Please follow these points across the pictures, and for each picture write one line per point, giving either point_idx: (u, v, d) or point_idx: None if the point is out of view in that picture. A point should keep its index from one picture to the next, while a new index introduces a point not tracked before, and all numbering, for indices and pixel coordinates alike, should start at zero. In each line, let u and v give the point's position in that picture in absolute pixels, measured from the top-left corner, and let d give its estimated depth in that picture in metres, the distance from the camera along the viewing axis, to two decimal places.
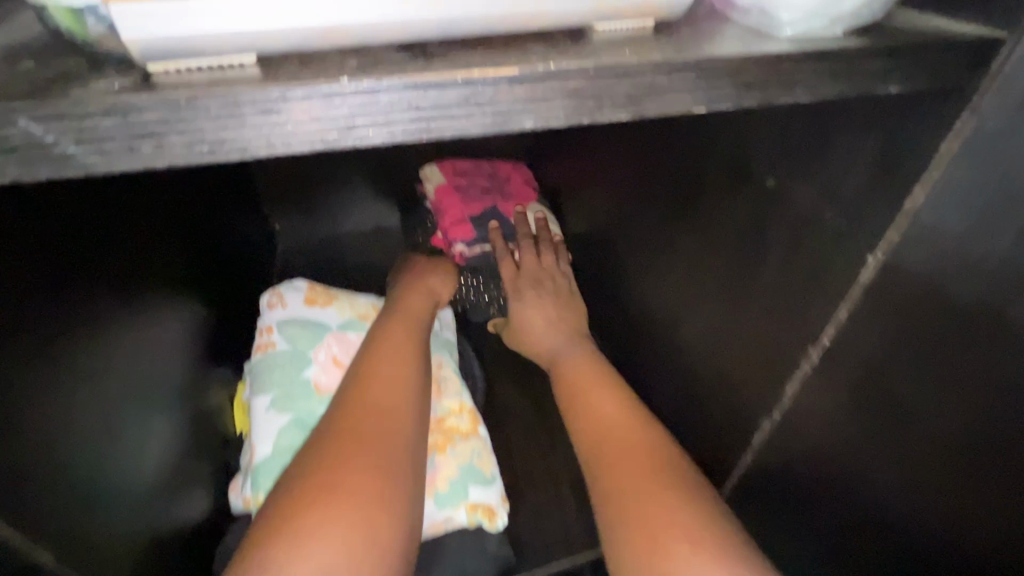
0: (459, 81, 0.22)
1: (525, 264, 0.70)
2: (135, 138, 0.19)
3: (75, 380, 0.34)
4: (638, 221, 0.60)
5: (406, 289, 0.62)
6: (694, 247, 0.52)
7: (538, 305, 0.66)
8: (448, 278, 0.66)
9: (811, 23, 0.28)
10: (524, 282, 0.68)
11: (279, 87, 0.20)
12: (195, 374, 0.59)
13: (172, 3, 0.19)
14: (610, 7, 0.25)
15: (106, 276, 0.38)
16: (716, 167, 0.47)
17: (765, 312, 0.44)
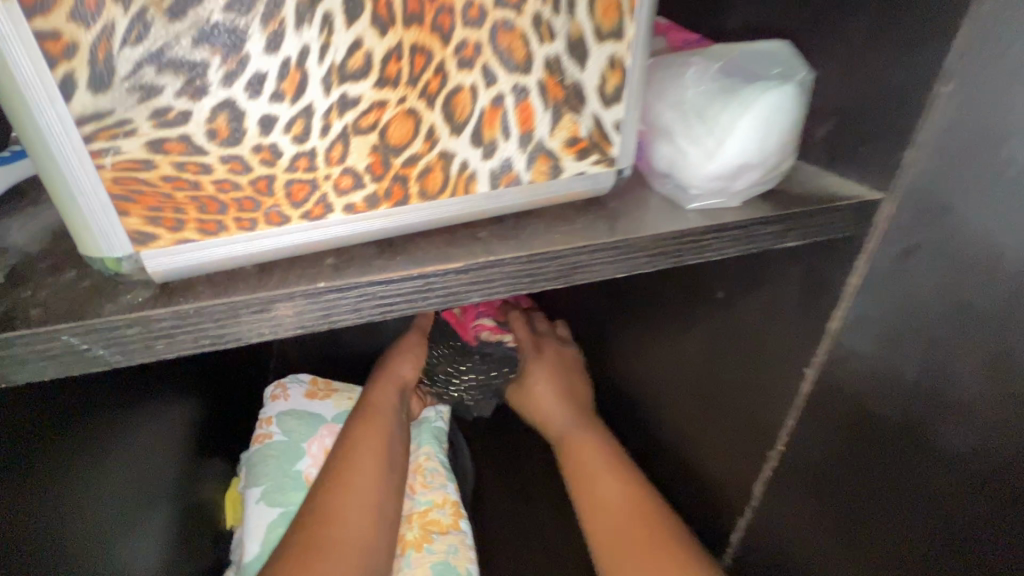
0: (415, 276, 0.27)
1: (542, 333, 0.73)
2: (152, 339, 0.24)
3: (77, 509, 0.36)
4: (623, 322, 0.66)
5: (377, 377, 0.65)
6: (677, 353, 0.57)
7: (553, 365, 0.69)
8: (415, 363, 0.67)
9: (714, 199, 0.33)
10: (541, 343, 0.71)
11: (268, 293, 0.25)
12: (193, 464, 0.60)
13: (190, 244, 0.24)
14: (545, 198, 0.31)
15: (108, 405, 0.40)
16: (681, 279, 0.54)
17: (734, 408, 0.50)
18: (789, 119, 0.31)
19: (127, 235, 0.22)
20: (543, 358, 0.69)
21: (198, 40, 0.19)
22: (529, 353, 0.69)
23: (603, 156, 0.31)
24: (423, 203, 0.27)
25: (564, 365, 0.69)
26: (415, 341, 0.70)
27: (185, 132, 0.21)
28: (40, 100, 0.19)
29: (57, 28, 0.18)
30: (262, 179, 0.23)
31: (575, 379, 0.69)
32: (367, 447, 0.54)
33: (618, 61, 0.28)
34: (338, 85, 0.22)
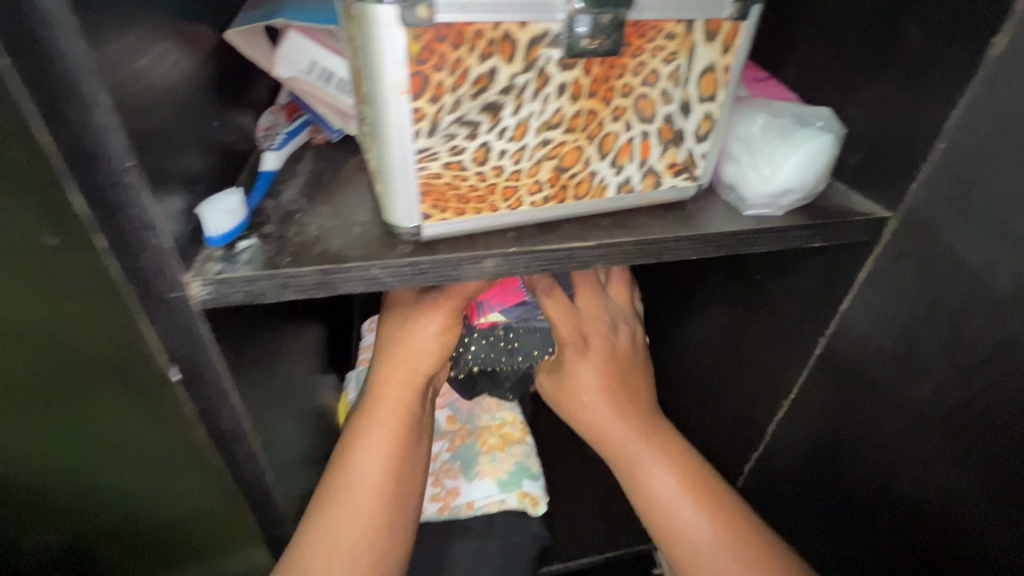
0: (567, 248, 0.43)
1: (590, 310, 0.62)
2: (416, 274, 0.41)
3: (274, 382, 0.53)
4: (680, 301, 0.80)
5: (389, 350, 0.55)
6: (723, 325, 0.71)
7: (603, 358, 0.60)
8: (439, 356, 0.55)
9: (766, 209, 0.47)
10: (590, 324, 0.61)
11: (481, 252, 0.41)
12: (321, 373, 0.79)
13: (445, 221, 0.39)
14: (647, 201, 0.46)
15: (279, 312, 0.54)
16: (729, 262, 0.68)
17: (760, 364, 0.66)
18: (824, 159, 0.44)
19: (420, 216, 0.38)
20: (590, 348, 0.60)
21: (480, 110, 0.35)
22: (574, 338, 0.60)
23: (689, 175, 0.45)
24: (574, 202, 0.43)
25: (615, 355, 0.61)
26: (436, 318, 0.53)
27: (461, 158, 0.36)
28: (399, 142, 0.34)
29: (420, 106, 0.33)
30: (493, 185, 0.39)
31: (628, 367, 0.62)
32: (375, 419, 0.53)
33: (709, 115, 0.42)
34: (543, 132, 0.38)
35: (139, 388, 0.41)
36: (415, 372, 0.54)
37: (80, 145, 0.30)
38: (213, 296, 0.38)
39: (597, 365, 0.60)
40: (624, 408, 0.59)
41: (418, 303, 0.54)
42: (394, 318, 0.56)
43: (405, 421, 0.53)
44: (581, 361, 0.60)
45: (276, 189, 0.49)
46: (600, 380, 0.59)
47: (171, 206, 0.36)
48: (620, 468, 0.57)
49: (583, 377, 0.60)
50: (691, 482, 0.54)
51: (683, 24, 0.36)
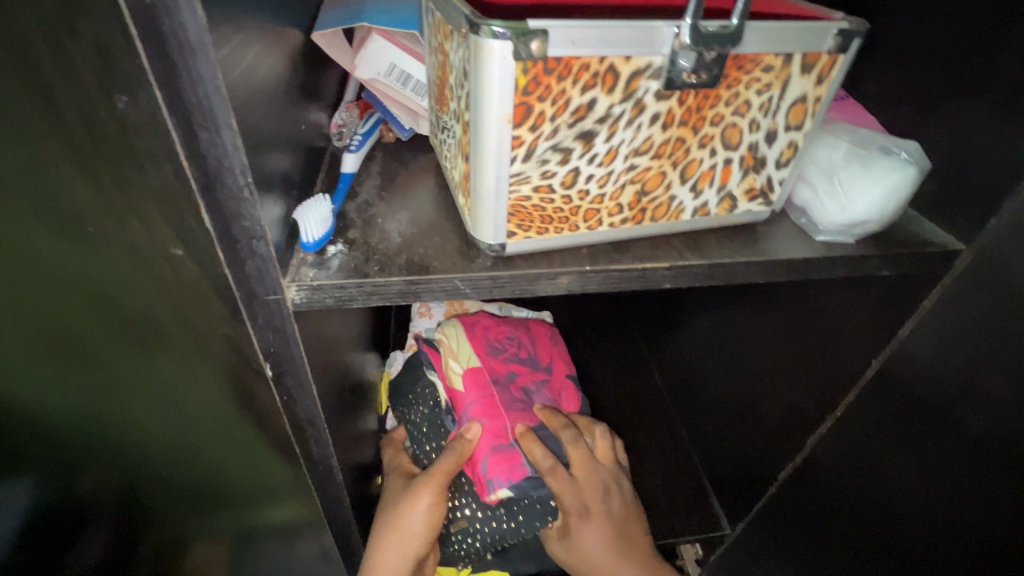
0: (640, 268, 0.44)
1: (586, 479, 0.66)
2: (494, 286, 0.42)
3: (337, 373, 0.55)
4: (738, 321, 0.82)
5: (388, 513, 0.63)
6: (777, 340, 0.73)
7: (609, 528, 0.66)
8: (427, 514, 0.62)
9: (838, 236, 0.47)
10: (588, 493, 0.66)
11: (558, 269, 0.42)
12: (372, 358, 0.82)
13: (527, 238, 0.41)
14: (720, 223, 0.46)
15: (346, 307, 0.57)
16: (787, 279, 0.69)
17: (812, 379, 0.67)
18: (903, 192, 0.44)
19: (505, 233, 0.40)
20: (593, 516, 0.66)
21: (575, 138, 0.35)
22: (579, 525, 0.65)
23: (765, 199, 0.46)
24: (650, 224, 0.43)
25: (618, 514, 0.68)
26: (421, 498, 0.61)
27: (550, 182, 0.37)
28: (495, 166, 0.35)
29: (520, 134, 0.34)
30: (576, 207, 0.40)
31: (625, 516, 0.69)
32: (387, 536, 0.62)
33: (793, 143, 0.42)
34: (631, 159, 0.38)
35: (231, 377, 0.44)
36: (409, 524, 0.61)
37: (210, 165, 0.31)
38: (305, 300, 0.40)
39: (603, 527, 0.66)
40: (621, 538, 0.67)
41: (410, 489, 0.63)
42: (391, 500, 0.64)
43: (406, 562, 0.61)
44: (593, 538, 0.65)
45: (353, 190, 0.50)
46: (605, 538, 0.66)
47: (271, 214, 0.38)
48: None
49: (592, 536, 0.65)
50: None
51: (783, 57, 0.36)
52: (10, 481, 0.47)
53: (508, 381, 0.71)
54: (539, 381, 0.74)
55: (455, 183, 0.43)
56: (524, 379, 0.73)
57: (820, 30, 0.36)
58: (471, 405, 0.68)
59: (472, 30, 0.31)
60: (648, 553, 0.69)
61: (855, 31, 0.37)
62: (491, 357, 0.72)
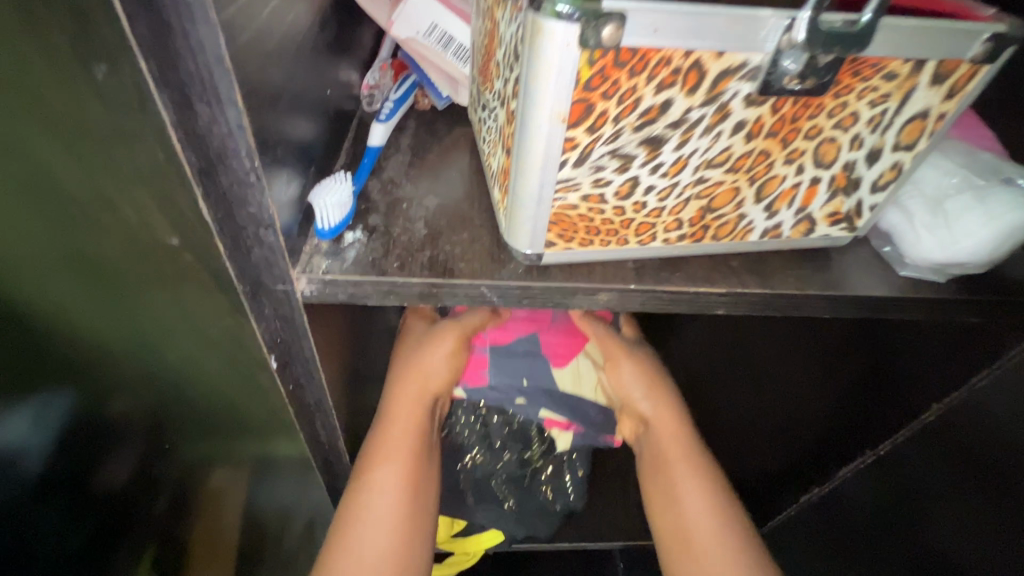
0: (691, 290, 0.38)
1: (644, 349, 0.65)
2: (523, 298, 0.38)
3: (345, 358, 0.52)
4: (749, 347, 0.73)
5: (407, 358, 0.57)
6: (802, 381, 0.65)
7: (650, 377, 0.60)
8: (448, 355, 0.56)
9: (927, 273, 0.41)
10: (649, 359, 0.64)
11: (597, 286, 0.37)
12: None
13: (566, 251, 0.36)
14: (790, 245, 0.40)
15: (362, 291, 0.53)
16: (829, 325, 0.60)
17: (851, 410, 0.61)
18: (1021, 233, 0.37)
19: (544, 241, 0.35)
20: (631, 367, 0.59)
21: (639, 143, 0.30)
22: (608, 365, 0.61)
23: (848, 225, 0.39)
24: (709, 243, 0.38)
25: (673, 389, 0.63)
26: (448, 336, 0.57)
27: (603, 192, 0.32)
28: (540, 170, 0.30)
29: (575, 136, 0.29)
30: (628, 221, 0.34)
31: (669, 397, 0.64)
32: (406, 389, 0.55)
33: (898, 165, 0.35)
34: (702, 170, 0.32)
35: (234, 364, 0.41)
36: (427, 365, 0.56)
37: (212, 145, 0.27)
38: (315, 293, 0.36)
39: (642, 370, 0.60)
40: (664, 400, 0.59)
41: (435, 331, 0.58)
42: (408, 344, 0.58)
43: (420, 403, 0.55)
44: (629, 381, 0.60)
45: (380, 164, 0.46)
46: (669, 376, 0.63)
47: (285, 197, 0.34)
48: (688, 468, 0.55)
49: (628, 382, 0.60)
50: (696, 460, 0.55)
51: (912, 64, 0.29)
52: (53, 388, 0.33)
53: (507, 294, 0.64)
54: (546, 299, 0.65)
55: (493, 174, 0.38)
56: (528, 293, 0.64)
57: (967, 34, 0.28)
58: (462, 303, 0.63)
59: (531, 6, 0.25)
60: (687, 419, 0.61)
61: (1010, 37, 0.29)
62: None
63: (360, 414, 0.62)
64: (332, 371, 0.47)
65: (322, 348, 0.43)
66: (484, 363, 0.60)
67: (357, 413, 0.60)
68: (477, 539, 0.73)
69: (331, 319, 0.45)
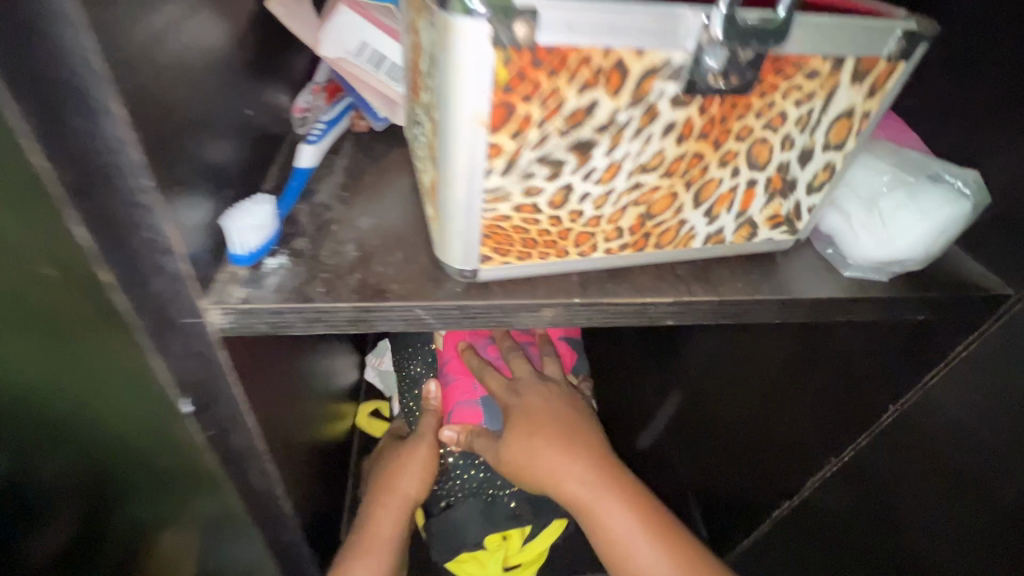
0: (639, 302, 0.37)
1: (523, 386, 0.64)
2: (463, 318, 0.35)
3: (283, 398, 0.48)
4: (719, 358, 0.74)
5: (377, 505, 0.65)
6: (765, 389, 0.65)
7: (538, 423, 0.60)
8: (419, 479, 0.65)
9: (869, 273, 0.41)
10: (532, 400, 0.63)
11: (542, 299, 0.35)
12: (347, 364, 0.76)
13: (504, 267, 0.34)
14: (736, 251, 0.39)
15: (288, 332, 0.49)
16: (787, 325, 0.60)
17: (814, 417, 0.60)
18: (955, 226, 0.38)
19: (480, 257, 0.33)
20: (521, 404, 0.62)
21: (569, 148, 0.28)
22: (514, 443, 0.59)
23: (790, 228, 0.39)
24: (654, 252, 0.37)
25: (563, 418, 0.61)
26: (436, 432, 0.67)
27: (536, 201, 0.30)
28: (466, 178, 0.29)
29: (498, 141, 0.27)
30: (565, 230, 0.33)
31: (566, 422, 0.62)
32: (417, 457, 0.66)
33: (830, 165, 0.35)
34: (637, 175, 0.31)
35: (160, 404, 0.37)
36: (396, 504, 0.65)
37: (89, 161, 0.25)
38: (235, 326, 0.33)
39: (530, 422, 0.60)
40: (566, 443, 0.59)
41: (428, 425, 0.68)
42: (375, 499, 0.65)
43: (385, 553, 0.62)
44: (532, 451, 0.58)
45: (312, 187, 0.43)
46: (553, 418, 0.61)
47: (193, 221, 0.31)
48: (610, 511, 0.56)
49: (527, 442, 0.59)
50: (615, 494, 0.56)
51: (832, 61, 0.29)
52: None
53: (488, 344, 0.70)
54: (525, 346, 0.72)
55: (425, 189, 0.36)
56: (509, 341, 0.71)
57: (880, 31, 0.29)
58: (450, 357, 0.70)
59: (440, 6, 0.24)
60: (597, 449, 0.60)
61: (921, 35, 0.30)
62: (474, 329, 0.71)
63: (306, 455, 0.57)
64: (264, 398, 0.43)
65: (254, 381, 0.40)
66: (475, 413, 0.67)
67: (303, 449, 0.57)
68: (535, 550, 0.73)
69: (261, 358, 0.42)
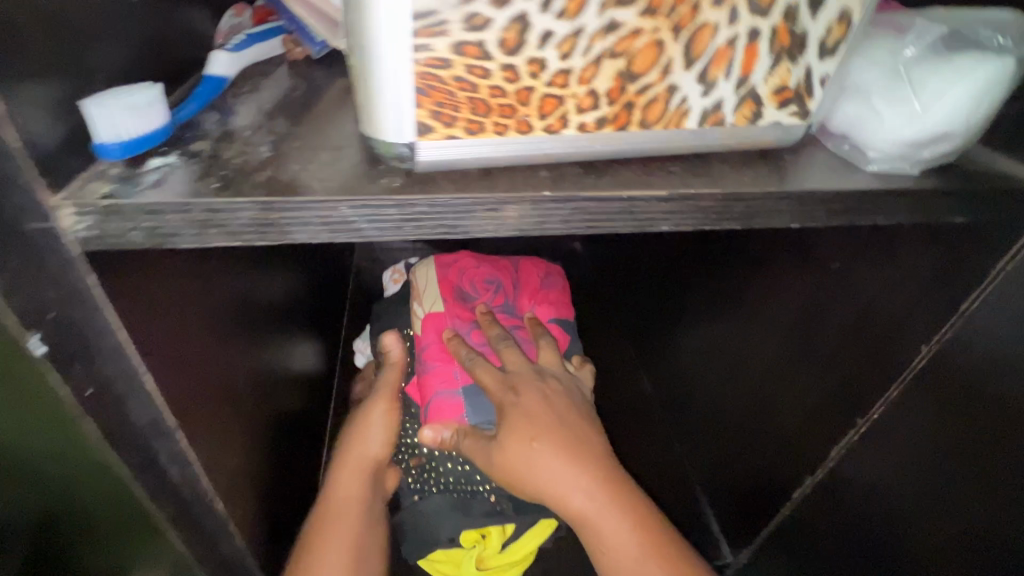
0: (623, 198, 0.30)
1: (524, 388, 0.53)
2: (404, 220, 0.28)
3: (211, 371, 0.39)
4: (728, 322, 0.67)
5: (340, 479, 0.57)
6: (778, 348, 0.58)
7: (541, 422, 0.50)
8: (382, 436, 0.60)
9: (894, 163, 0.34)
10: (531, 399, 0.52)
11: (502, 193, 0.28)
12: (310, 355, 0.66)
13: (446, 145, 0.27)
14: (738, 141, 0.33)
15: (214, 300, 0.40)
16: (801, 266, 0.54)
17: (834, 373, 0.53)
18: (996, 91, 0.31)
19: (413, 123, 0.26)
20: (518, 405, 0.52)
21: None
22: (509, 447, 0.49)
23: (801, 108, 0.32)
24: (638, 133, 0.30)
25: (566, 424, 0.51)
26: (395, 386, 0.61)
27: (482, 39, 0.24)
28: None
29: None
30: (525, 89, 0.26)
31: (572, 426, 0.52)
32: (377, 421, 0.60)
33: (846, 15, 0.29)
34: (611, 9, 0.25)
35: (91, 441, 0.32)
36: (360, 476, 0.57)
37: None
38: (99, 236, 0.26)
39: (532, 421, 0.50)
40: (571, 452, 0.49)
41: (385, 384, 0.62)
42: (336, 478, 0.57)
43: (358, 508, 0.55)
44: (529, 461, 0.48)
45: (228, 101, 0.36)
46: (556, 423, 0.51)
47: (40, 94, 0.24)
48: (613, 526, 0.47)
49: (527, 449, 0.48)
50: (619, 506, 0.47)
51: None
52: None
53: (472, 329, 0.63)
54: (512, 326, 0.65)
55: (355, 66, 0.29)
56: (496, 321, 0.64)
57: None
58: (429, 343, 0.63)
59: None
60: (603, 456, 0.51)
61: None
62: (458, 311, 0.65)
63: (266, 458, 0.51)
64: (193, 391, 0.37)
65: (155, 348, 0.32)
66: (457, 407, 0.59)
67: (269, 454, 0.51)
68: (522, 550, 0.64)
69: (164, 311, 0.33)
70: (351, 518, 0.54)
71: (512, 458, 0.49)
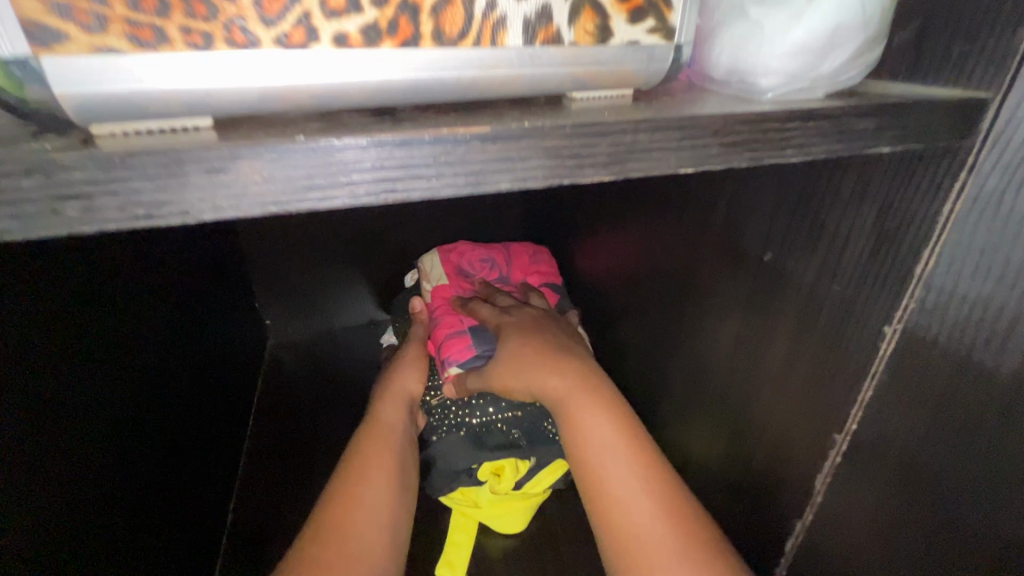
0: (427, 139, 0.20)
1: (515, 315, 0.53)
2: (61, 198, 0.17)
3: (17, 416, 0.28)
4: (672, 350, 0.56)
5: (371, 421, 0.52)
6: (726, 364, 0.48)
7: (531, 335, 0.49)
8: (421, 368, 0.57)
9: (793, 86, 0.27)
10: (517, 320, 0.52)
11: (230, 145, 0.19)
12: (203, 430, 0.53)
13: (108, 70, 0.17)
14: (593, 73, 0.24)
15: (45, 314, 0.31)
16: (731, 262, 0.45)
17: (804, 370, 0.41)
18: None
19: (19, 19, 0.16)
20: (509, 324, 0.51)
21: None
22: (500, 357, 0.48)
23: (662, 23, 0.25)
24: (437, 51, 0.21)
25: (552, 334, 0.50)
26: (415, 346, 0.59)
27: None
28: None
29: None
30: None
31: (562, 340, 0.50)
32: (407, 374, 0.56)
33: None
34: None
35: None
36: (391, 416, 0.53)
37: None
38: None
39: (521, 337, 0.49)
40: (554, 352, 0.47)
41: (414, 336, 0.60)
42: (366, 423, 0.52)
43: (397, 439, 0.51)
44: (512, 356, 0.48)
45: None
46: (542, 332, 0.50)
47: None
48: (592, 418, 0.42)
49: (513, 351, 0.48)
50: (601, 399, 0.43)
51: None
52: None
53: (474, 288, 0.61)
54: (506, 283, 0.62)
55: None
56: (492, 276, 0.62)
57: None
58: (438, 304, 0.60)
59: None
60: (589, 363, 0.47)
61: None
62: (460, 278, 0.62)
63: (145, 471, 0.41)
64: (0, 375, 0.27)
65: None
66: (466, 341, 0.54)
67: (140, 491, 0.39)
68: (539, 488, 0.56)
69: None
70: (393, 441, 0.50)
71: (503, 359, 0.48)
